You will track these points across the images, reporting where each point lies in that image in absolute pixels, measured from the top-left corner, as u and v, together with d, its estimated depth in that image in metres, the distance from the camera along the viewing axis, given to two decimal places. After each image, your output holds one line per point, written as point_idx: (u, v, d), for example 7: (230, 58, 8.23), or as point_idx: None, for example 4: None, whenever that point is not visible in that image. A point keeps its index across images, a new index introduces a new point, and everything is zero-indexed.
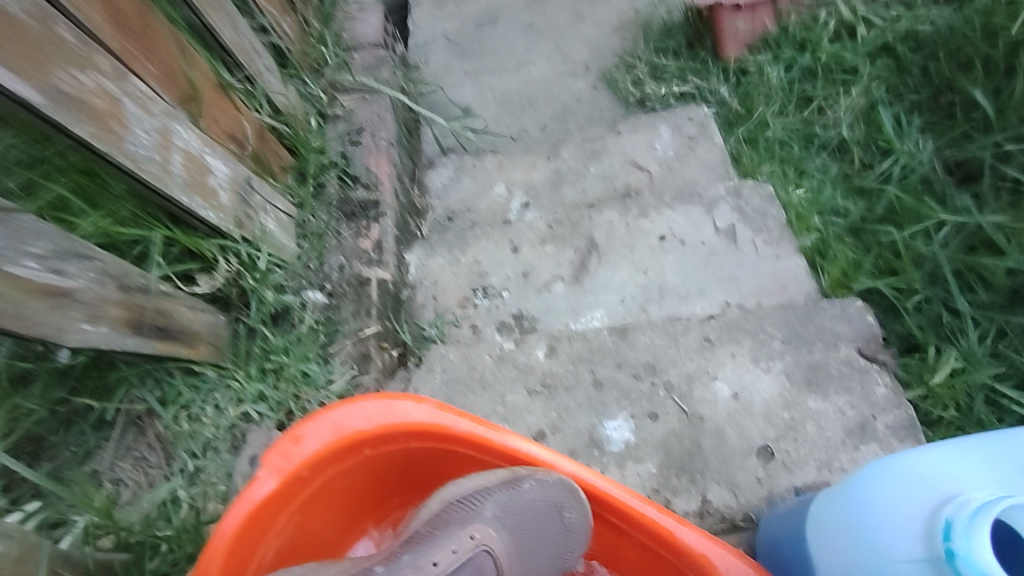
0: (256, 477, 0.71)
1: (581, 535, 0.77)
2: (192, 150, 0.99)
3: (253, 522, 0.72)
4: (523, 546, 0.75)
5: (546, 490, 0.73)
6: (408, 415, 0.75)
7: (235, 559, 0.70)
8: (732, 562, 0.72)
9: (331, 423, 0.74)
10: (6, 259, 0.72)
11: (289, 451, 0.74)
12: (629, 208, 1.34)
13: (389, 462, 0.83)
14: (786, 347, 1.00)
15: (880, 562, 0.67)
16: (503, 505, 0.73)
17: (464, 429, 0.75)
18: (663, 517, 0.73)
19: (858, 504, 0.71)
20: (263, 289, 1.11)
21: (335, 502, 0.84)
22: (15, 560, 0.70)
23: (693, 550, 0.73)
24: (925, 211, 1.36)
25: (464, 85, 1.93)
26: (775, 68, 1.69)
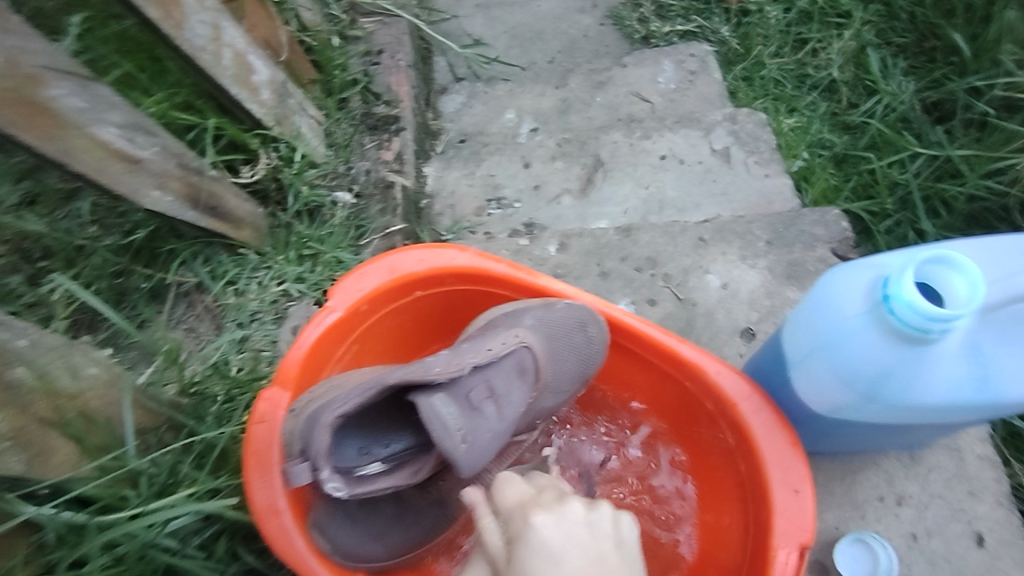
0: (326, 305, 0.82)
1: (601, 352, 0.86)
2: (239, 48, 1.06)
3: (323, 346, 0.82)
4: (556, 353, 0.83)
5: (571, 310, 0.82)
6: (453, 260, 0.86)
7: (307, 373, 0.81)
8: (720, 367, 0.84)
9: (388, 265, 0.85)
10: (90, 121, 0.80)
11: (351, 288, 0.84)
12: (633, 130, 1.45)
13: (433, 308, 0.93)
14: (770, 246, 1.12)
15: (835, 331, 0.72)
16: (539, 318, 0.80)
17: (501, 271, 0.86)
18: (665, 336, 0.85)
19: (819, 290, 0.75)
20: (300, 184, 1.18)
21: (384, 344, 0.94)
22: (104, 383, 0.77)
23: (689, 361, 0.85)
24: (903, 143, 1.49)
25: (476, 16, 1.99)
26: (774, 9, 1.79)
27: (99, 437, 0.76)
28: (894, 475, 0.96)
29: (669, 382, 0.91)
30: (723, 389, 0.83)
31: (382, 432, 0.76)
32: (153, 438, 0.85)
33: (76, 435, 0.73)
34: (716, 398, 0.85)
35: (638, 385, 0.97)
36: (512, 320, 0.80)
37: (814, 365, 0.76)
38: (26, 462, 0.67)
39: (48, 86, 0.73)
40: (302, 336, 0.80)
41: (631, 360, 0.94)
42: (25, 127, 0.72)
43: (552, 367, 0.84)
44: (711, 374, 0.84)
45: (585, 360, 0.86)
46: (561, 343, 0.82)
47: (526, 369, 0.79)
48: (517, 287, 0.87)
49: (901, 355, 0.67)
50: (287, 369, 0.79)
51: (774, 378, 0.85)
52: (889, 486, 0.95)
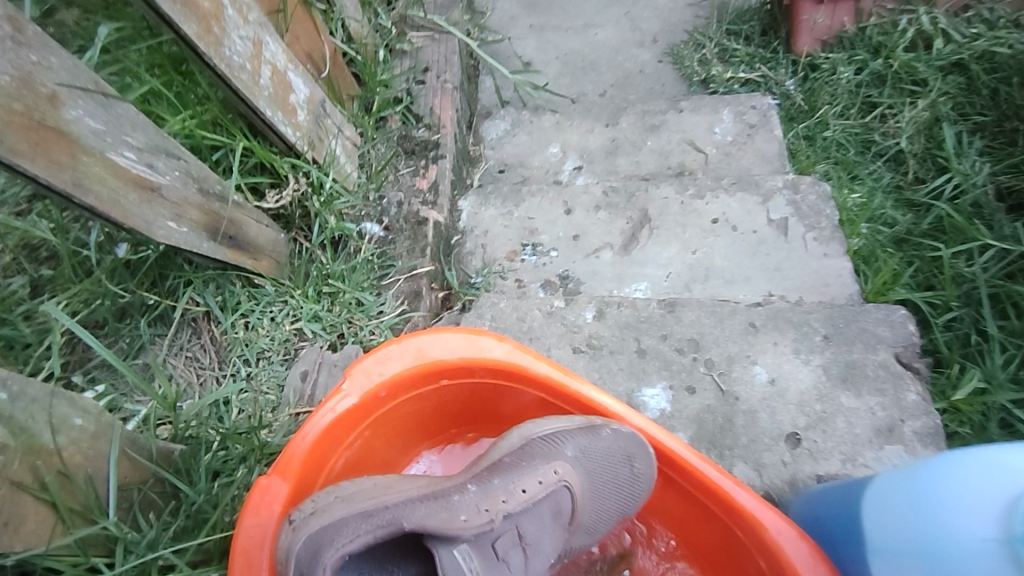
0: (340, 389, 0.77)
1: (648, 487, 0.80)
2: (278, 65, 0.99)
3: (333, 432, 0.77)
4: (594, 490, 0.79)
5: (619, 441, 0.76)
6: (488, 352, 0.80)
7: (313, 463, 0.76)
8: (782, 526, 0.75)
9: (415, 349, 0.80)
10: (108, 145, 0.73)
11: (372, 369, 0.79)
12: (686, 187, 1.35)
13: (459, 395, 0.87)
14: (827, 342, 1.03)
15: (944, 542, 0.62)
16: (581, 449, 0.76)
17: (541, 372, 0.79)
18: (721, 477, 0.77)
19: (925, 478, 0.66)
20: (327, 214, 1.11)
21: (401, 427, 0.88)
22: (90, 436, 0.71)
23: (745, 510, 0.76)
24: (973, 233, 1.36)
25: (528, 38, 1.91)
26: (847, 69, 1.68)
27: (77, 500, 0.68)
28: None
29: (717, 524, 0.82)
30: (785, 554, 0.75)
31: (392, 557, 0.73)
32: (137, 494, 0.77)
33: (51, 499, 0.65)
34: (772, 560, 0.76)
35: (679, 513, 0.88)
36: (552, 448, 0.76)
37: (907, 567, 0.66)
38: None
39: (65, 106, 0.67)
40: (310, 421, 0.75)
41: (675, 489, 0.85)
42: (32, 156, 0.63)
43: (588, 501, 0.80)
44: (772, 533, 0.75)
45: (628, 496, 0.81)
46: (602, 479, 0.78)
47: (561, 510, 0.78)
48: (556, 393, 0.81)
49: None
50: (288, 459, 0.73)
51: (844, 551, 0.76)
52: None
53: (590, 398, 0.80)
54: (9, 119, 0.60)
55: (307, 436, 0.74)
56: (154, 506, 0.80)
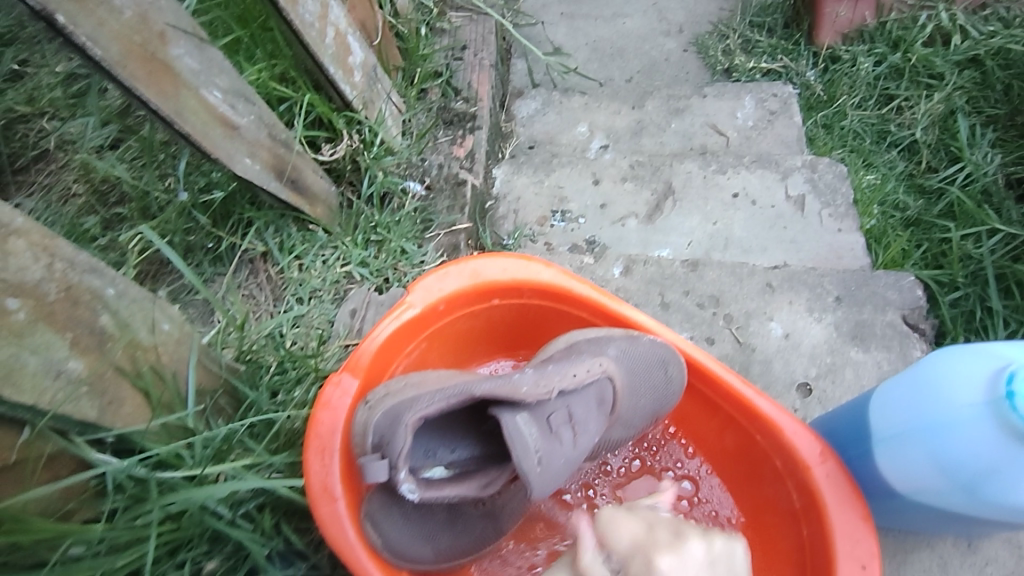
0: (405, 300, 0.85)
1: (677, 395, 0.88)
2: (340, 28, 1.08)
3: (396, 339, 0.85)
4: (633, 393, 0.86)
5: (655, 347, 0.84)
6: (538, 274, 0.89)
7: (378, 364, 0.84)
8: (795, 427, 0.83)
9: (471, 269, 0.88)
10: (201, 84, 0.81)
11: (433, 286, 0.87)
12: (709, 163, 1.43)
13: (504, 318, 0.95)
14: (839, 303, 1.10)
15: (940, 416, 0.69)
16: (622, 349, 0.83)
17: (583, 292, 0.88)
18: (744, 387, 0.85)
19: (921, 369, 0.73)
20: (376, 169, 1.19)
21: (451, 347, 0.96)
22: (175, 340, 0.79)
23: (764, 415, 0.85)
24: (982, 218, 1.44)
25: (559, 24, 1.99)
26: (866, 60, 1.75)
27: (164, 392, 0.77)
28: (949, 563, 0.92)
29: (739, 434, 0.90)
30: (798, 450, 0.83)
31: (450, 438, 0.79)
32: (210, 399, 0.85)
33: (145, 388, 0.74)
34: (789, 459, 0.84)
35: (706, 426, 0.95)
36: (597, 347, 0.83)
37: (909, 445, 0.73)
38: (98, 409, 0.69)
39: (171, 45, 0.75)
40: (378, 326, 0.83)
41: (698, 403, 0.94)
42: (144, 82, 0.72)
43: (628, 402, 0.87)
44: (787, 433, 0.83)
45: (659, 400, 0.88)
46: (640, 380, 0.85)
47: (604, 400, 0.83)
48: (596, 312, 0.89)
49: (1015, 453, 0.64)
50: (358, 358, 0.81)
51: (852, 451, 0.82)
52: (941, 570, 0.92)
53: (628, 316, 0.88)
54: (130, 49, 0.70)
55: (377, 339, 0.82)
56: (223, 413, 0.88)
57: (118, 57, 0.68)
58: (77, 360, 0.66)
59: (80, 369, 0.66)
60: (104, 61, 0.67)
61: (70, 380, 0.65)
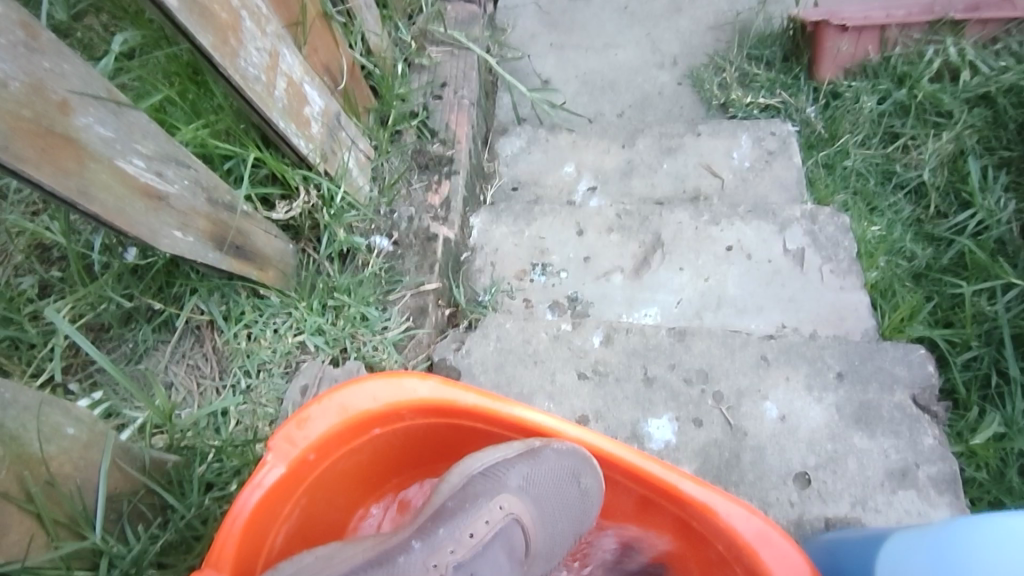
0: (265, 462, 0.67)
1: (599, 500, 0.77)
2: (294, 77, 0.99)
3: (266, 508, 0.68)
4: (545, 515, 0.76)
5: (562, 458, 0.72)
6: (414, 392, 0.73)
7: (250, 544, 0.66)
8: (734, 508, 0.72)
9: (336, 405, 0.71)
10: (117, 153, 0.72)
11: (294, 435, 0.70)
12: (701, 213, 1.33)
13: (394, 442, 0.80)
14: (840, 380, 1.00)
15: None
16: (525, 476, 0.73)
17: (471, 403, 0.73)
18: (705, 493, 0.73)
19: (941, 546, 0.61)
20: (336, 227, 1.10)
21: (341, 486, 0.80)
22: (82, 445, 0.69)
23: (695, 501, 0.73)
24: (996, 270, 1.32)
25: (548, 56, 1.91)
26: (870, 98, 1.65)
27: (63, 511, 0.68)
28: None
29: (672, 520, 0.80)
30: (738, 532, 0.72)
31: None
32: (126, 505, 0.76)
33: (36, 510, 0.65)
34: (749, 565, 0.72)
35: (641, 518, 0.84)
36: (494, 483, 0.72)
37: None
38: None
39: (76, 114, 0.66)
40: (237, 502, 0.65)
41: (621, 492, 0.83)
42: (37, 163, 0.63)
43: (543, 529, 0.76)
44: (771, 561, 0.70)
45: (579, 510, 0.77)
46: (550, 499, 0.75)
47: (513, 544, 0.73)
48: (490, 420, 0.74)
49: None
50: (222, 542, 0.63)
51: None
52: None
53: (524, 419, 0.74)
54: (17, 125, 0.60)
55: (238, 519, 0.64)
56: (143, 518, 0.79)
57: (0, 138, 0.59)
58: None
59: None
60: None
61: None
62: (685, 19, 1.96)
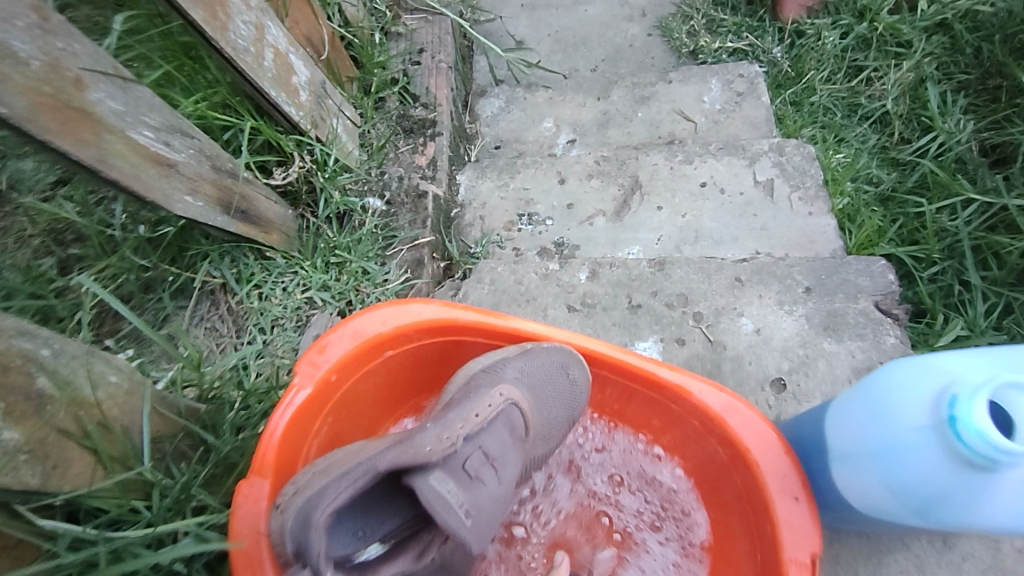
0: (293, 384, 0.74)
1: (586, 395, 0.85)
2: (280, 48, 1.05)
3: (297, 424, 0.75)
4: (541, 404, 0.82)
5: (551, 353, 0.80)
6: (419, 315, 0.80)
7: (284, 453, 0.74)
8: (702, 385, 0.81)
9: (352, 331, 0.79)
10: (127, 125, 0.79)
11: (317, 360, 0.77)
12: (675, 153, 1.40)
13: (407, 363, 0.86)
14: (809, 293, 1.08)
15: (888, 436, 0.64)
16: (520, 369, 0.80)
17: (470, 318, 0.81)
18: (678, 377, 0.81)
19: (872, 385, 0.68)
20: (331, 189, 1.17)
21: (361, 407, 0.86)
22: (125, 392, 0.77)
23: (671, 384, 0.82)
24: (955, 188, 1.41)
25: (520, 17, 1.96)
26: (832, 34, 1.71)
27: (117, 449, 0.75)
28: (925, 561, 0.83)
29: (658, 408, 0.89)
30: (708, 406, 0.80)
31: (378, 513, 0.74)
32: (169, 446, 0.84)
33: (94, 446, 0.72)
34: (722, 435, 0.81)
35: (631, 408, 0.92)
36: (493, 375, 0.79)
37: (863, 466, 0.68)
38: (42, 475, 0.66)
39: (89, 90, 0.73)
40: (272, 419, 0.72)
41: (612, 387, 0.91)
42: (60, 134, 0.70)
43: (539, 415, 0.82)
44: (737, 427, 0.79)
45: (571, 402, 0.84)
46: (545, 389, 0.81)
47: (515, 425, 0.79)
48: (487, 332, 0.82)
49: (959, 480, 0.59)
50: (263, 454, 0.71)
51: (815, 462, 0.77)
52: (918, 571, 0.82)
53: (517, 328, 0.82)
54: (40, 101, 0.67)
55: (276, 433, 0.72)
56: (186, 457, 0.87)
57: (27, 111, 0.66)
58: (14, 430, 0.63)
59: (18, 439, 0.63)
60: (13, 116, 0.64)
61: (7, 451, 0.62)
62: None
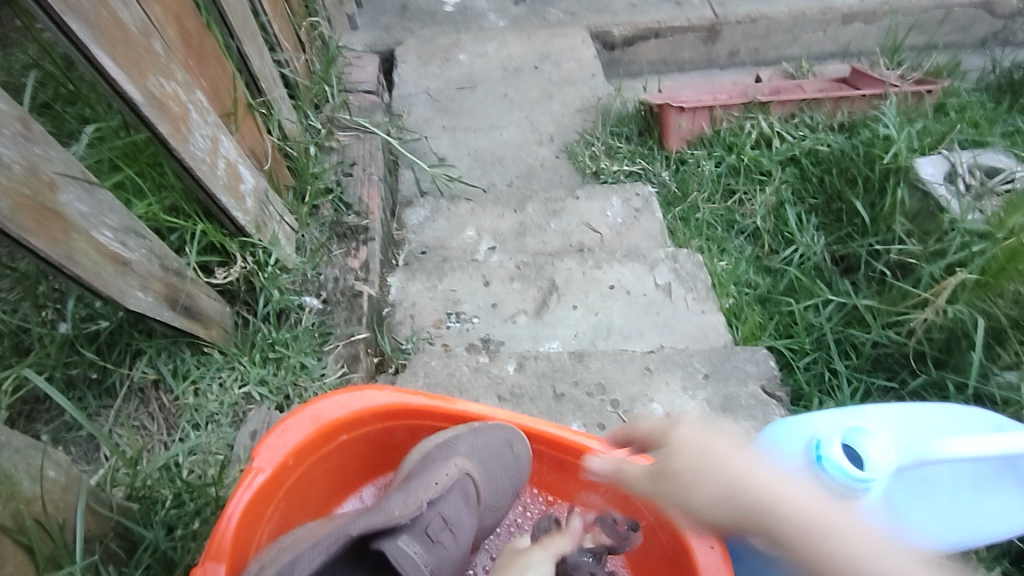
0: (252, 467, 0.77)
1: (529, 466, 0.90)
2: (231, 159, 1.13)
3: (253, 509, 0.77)
4: (492, 478, 0.88)
5: (499, 429, 0.87)
6: (374, 400, 0.86)
7: (240, 541, 0.75)
8: (626, 453, 0.91)
9: (310, 416, 0.83)
10: (91, 225, 0.83)
11: (275, 444, 0.81)
12: (586, 260, 1.58)
13: (359, 448, 0.90)
14: (708, 379, 1.24)
15: (778, 482, 0.81)
16: (472, 444, 0.86)
17: (420, 402, 0.87)
18: (607, 448, 0.92)
19: (764, 451, 0.86)
20: (271, 289, 1.22)
21: (312, 495, 0.88)
22: (61, 487, 0.76)
23: (599, 455, 0.92)
24: (817, 290, 1.67)
25: (442, 137, 2.17)
26: (708, 163, 2.03)
27: (50, 547, 0.74)
28: None
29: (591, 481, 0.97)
30: (632, 471, 0.90)
31: None
32: (99, 546, 0.82)
33: (29, 544, 0.71)
34: (646, 497, 0.90)
35: (570, 483, 1.00)
36: (448, 450, 0.85)
37: (763, 513, 0.83)
38: None
39: (61, 192, 0.78)
40: (230, 502, 0.74)
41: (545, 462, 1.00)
42: (35, 232, 0.74)
43: (491, 487, 0.89)
44: None
45: (517, 476, 0.90)
46: (496, 464, 0.87)
47: (469, 493, 0.85)
48: (438, 415, 0.89)
49: (830, 504, 0.75)
50: (220, 539, 0.72)
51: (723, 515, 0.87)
52: None
53: (463, 410, 0.89)
54: (19, 202, 0.72)
55: (232, 518, 0.73)
56: (115, 558, 0.85)
57: (8, 212, 0.70)
58: None
59: None
60: None
61: None
62: (556, 104, 2.28)
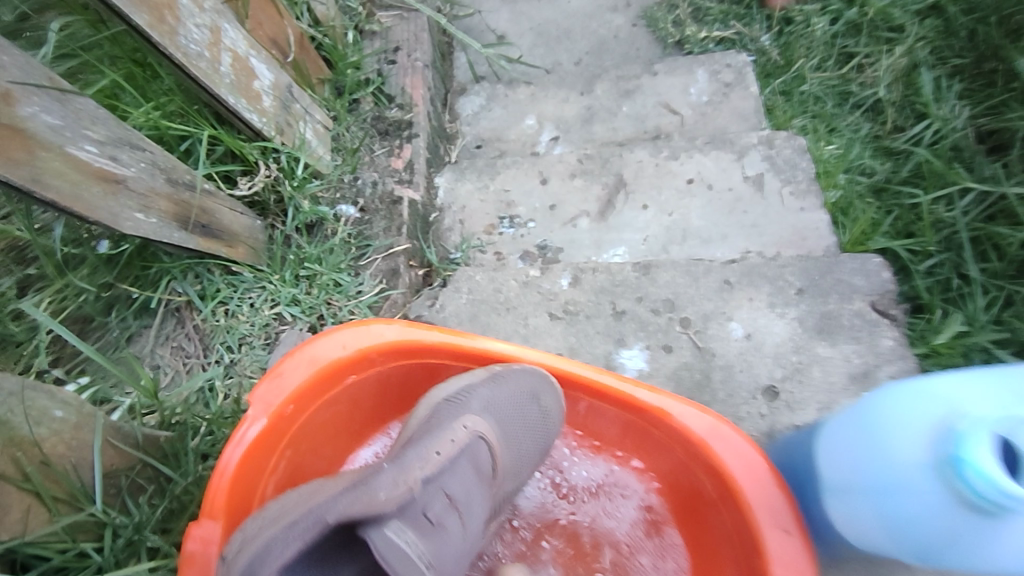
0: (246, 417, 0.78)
1: (560, 418, 0.88)
2: (239, 50, 0.99)
3: (251, 459, 0.78)
4: (509, 437, 0.85)
5: (522, 379, 0.84)
6: (380, 336, 0.84)
7: (236, 495, 0.76)
8: (684, 408, 0.82)
9: (309, 357, 0.82)
10: (67, 140, 0.72)
11: (272, 391, 0.80)
12: (660, 149, 1.35)
13: (368, 390, 0.90)
14: (801, 295, 1.04)
15: (884, 469, 0.64)
16: (487, 399, 0.83)
17: (436, 340, 0.85)
18: (658, 398, 0.83)
19: (867, 413, 0.68)
20: (300, 198, 1.12)
21: (325, 438, 0.90)
22: (72, 426, 0.75)
23: (650, 406, 0.83)
24: (951, 176, 1.34)
25: (501, 10, 1.90)
26: (822, 19, 1.66)
27: (62, 490, 0.75)
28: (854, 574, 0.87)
29: (643, 435, 0.90)
30: (691, 431, 0.81)
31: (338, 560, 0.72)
32: (125, 480, 0.83)
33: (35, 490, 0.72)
34: (707, 461, 0.81)
35: (620, 436, 0.93)
36: (460, 406, 0.81)
37: (855, 499, 0.68)
38: None
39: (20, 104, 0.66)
40: (223, 457, 0.75)
41: (591, 410, 0.92)
42: None
43: (507, 451, 0.85)
44: (718, 453, 0.80)
45: (540, 430, 0.88)
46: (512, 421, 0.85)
47: (479, 461, 0.80)
48: (455, 353, 0.86)
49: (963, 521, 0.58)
50: (214, 494, 0.73)
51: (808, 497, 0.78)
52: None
53: (485, 349, 0.85)
54: None
55: (226, 471, 0.74)
56: (142, 490, 0.85)
57: None
58: None
59: None
60: None
61: None
62: None
